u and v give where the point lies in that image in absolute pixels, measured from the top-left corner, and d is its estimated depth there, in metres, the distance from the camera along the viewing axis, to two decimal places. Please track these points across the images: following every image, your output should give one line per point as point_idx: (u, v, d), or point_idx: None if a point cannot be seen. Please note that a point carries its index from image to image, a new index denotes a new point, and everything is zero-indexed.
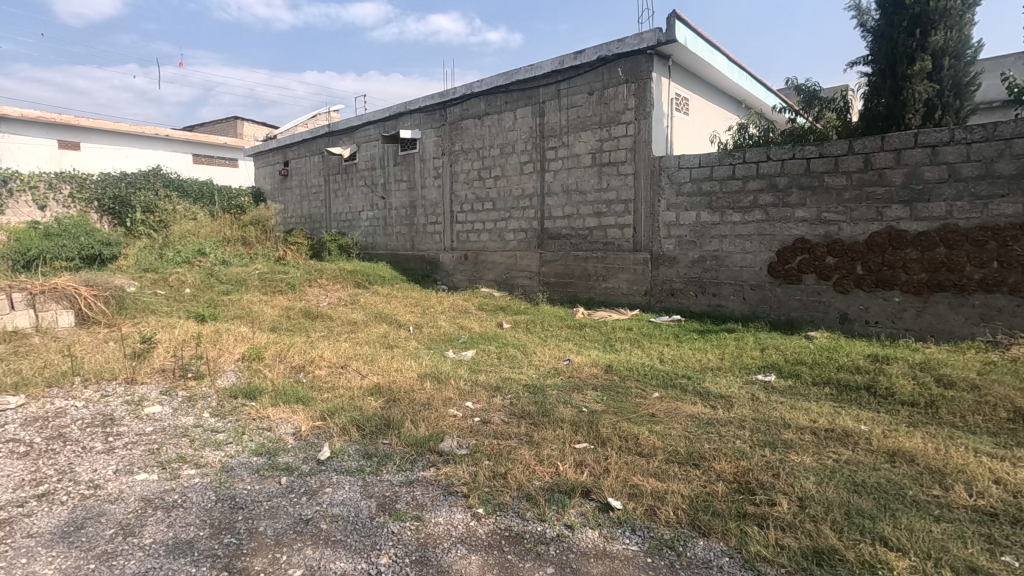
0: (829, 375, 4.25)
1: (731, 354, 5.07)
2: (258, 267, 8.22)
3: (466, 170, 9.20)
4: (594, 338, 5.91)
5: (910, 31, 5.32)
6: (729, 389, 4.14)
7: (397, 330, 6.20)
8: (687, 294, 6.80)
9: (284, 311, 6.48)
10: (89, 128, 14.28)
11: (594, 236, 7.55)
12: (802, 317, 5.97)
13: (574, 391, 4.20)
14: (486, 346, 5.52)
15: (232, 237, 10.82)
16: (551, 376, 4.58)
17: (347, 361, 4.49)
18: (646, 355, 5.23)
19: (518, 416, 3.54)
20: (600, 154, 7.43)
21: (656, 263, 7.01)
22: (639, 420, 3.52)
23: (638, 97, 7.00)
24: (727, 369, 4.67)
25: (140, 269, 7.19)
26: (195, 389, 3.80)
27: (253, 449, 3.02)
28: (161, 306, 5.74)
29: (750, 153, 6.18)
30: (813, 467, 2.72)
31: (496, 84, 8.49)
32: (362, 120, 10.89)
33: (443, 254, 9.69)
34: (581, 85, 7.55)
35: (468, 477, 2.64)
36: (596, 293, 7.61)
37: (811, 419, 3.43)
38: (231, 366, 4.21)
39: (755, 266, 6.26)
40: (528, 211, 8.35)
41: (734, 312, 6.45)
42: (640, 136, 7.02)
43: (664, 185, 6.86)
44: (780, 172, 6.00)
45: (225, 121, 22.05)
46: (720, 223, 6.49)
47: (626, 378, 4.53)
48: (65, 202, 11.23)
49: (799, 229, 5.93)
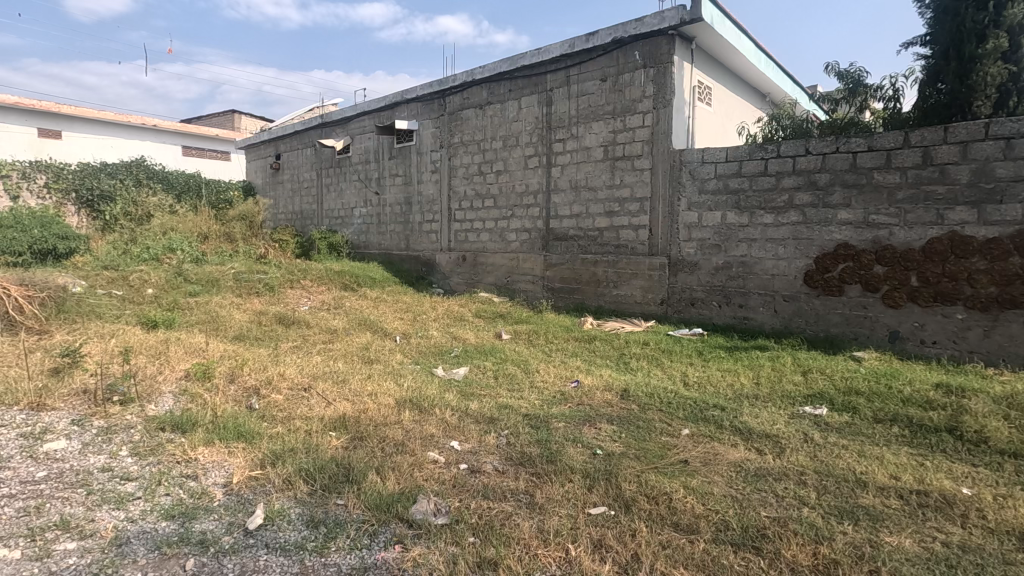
0: (895, 410, 3.50)
1: (768, 378, 4.31)
2: (234, 266, 7.48)
3: (465, 165, 8.48)
4: (605, 354, 5.17)
5: (980, 6, 4.58)
6: (774, 426, 3.38)
7: (382, 340, 5.46)
8: (709, 304, 6.06)
9: (255, 317, 5.74)
10: (70, 116, 13.61)
11: (604, 238, 6.82)
12: (844, 334, 5.21)
13: (586, 425, 3.46)
14: (482, 362, 4.77)
15: (216, 233, 10.11)
16: (557, 403, 3.84)
17: (313, 381, 3.75)
18: (667, 377, 4.48)
19: (516, 463, 2.79)
20: (613, 147, 6.69)
21: (675, 268, 6.27)
22: (670, 469, 2.76)
23: (657, 83, 6.28)
24: (767, 399, 3.90)
25: (98, 267, 6.46)
26: (116, 418, 3.05)
27: (164, 510, 2.27)
28: (111, 310, 5.00)
29: (784, 146, 5.45)
30: (921, 558, 1.98)
31: (498, 70, 7.77)
32: (356, 111, 10.19)
33: (440, 255, 8.95)
34: (593, 70, 6.82)
35: (445, 568, 1.89)
36: (605, 300, 6.88)
37: (891, 474, 2.68)
38: (171, 387, 3.46)
39: (789, 274, 5.52)
40: (532, 210, 7.62)
41: (764, 326, 5.70)
42: (658, 127, 6.29)
43: (685, 181, 6.13)
44: (820, 169, 5.26)
45: (221, 115, 21.39)
46: (748, 226, 5.75)
47: (647, 408, 3.76)
48: (39, 192, 10.46)
49: (842, 233, 5.18)
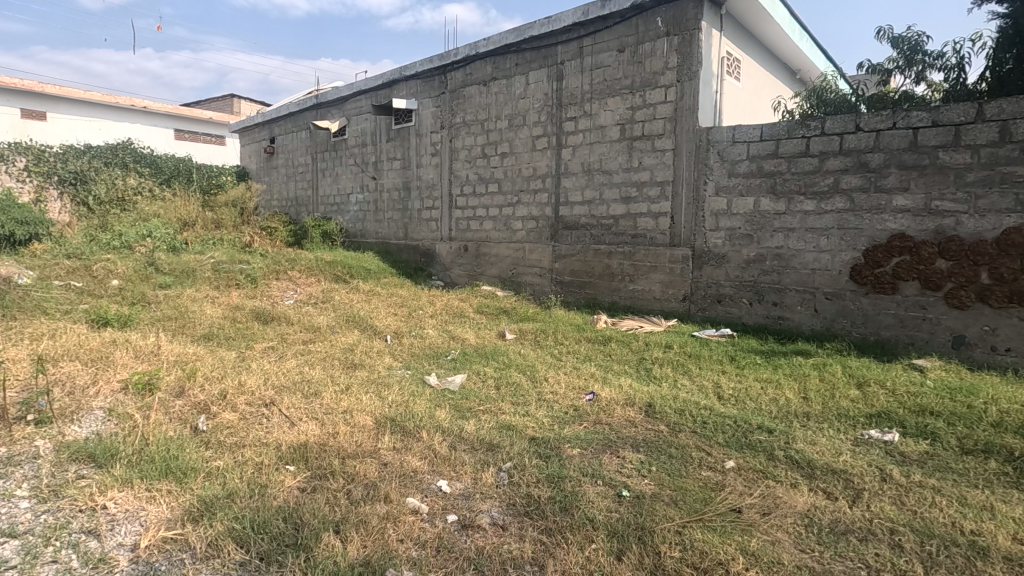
0: (988, 438, 2.86)
1: (818, 392, 3.66)
2: (214, 255, 6.88)
3: (468, 147, 7.82)
4: (623, 359, 4.53)
5: None
6: (839, 458, 2.74)
7: (371, 341, 4.83)
8: (738, 302, 5.41)
9: (229, 312, 5.13)
10: (55, 96, 13.04)
11: (620, 227, 6.16)
12: (897, 338, 4.56)
13: (606, 453, 2.83)
14: (482, 368, 4.14)
15: (202, 220, 9.50)
16: (571, 422, 3.21)
17: (279, 395, 3.13)
18: (698, 389, 3.84)
19: (520, 513, 2.17)
20: (630, 125, 6.01)
21: (699, 261, 5.61)
22: (720, 524, 2.13)
23: (682, 52, 5.58)
24: (821, 419, 3.26)
25: (61, 255, 5.87)
26: (22, 444, 2.43)
27: None
28: (61, 304, 4.40)
29: (830, 122, 4.76)
30: None
31: (505, 42, 7.08)
32: (352, 90, 9.52)
33: (440, 245, 8.31)
34: (610, 39, 6.12)
35: None
36: (620, 296, 6.24)
37: (1015, 537, 2.04)
38: (102, 402, 2.84)
39: (833, 269, 4.85)
40: (540, 195, 6.96)
41: (802, 327, 5.05)
42: (683, 102, 5.60)
43: (712, 163, 5.46)
44: (872, 148, 4.58)
45: (220, 99, 20.70)
46: (785, 213, 5.08)
47: (678, 430, 3.12)
48: (19, 175, 9.66)
49: (898, 222, 4.50)
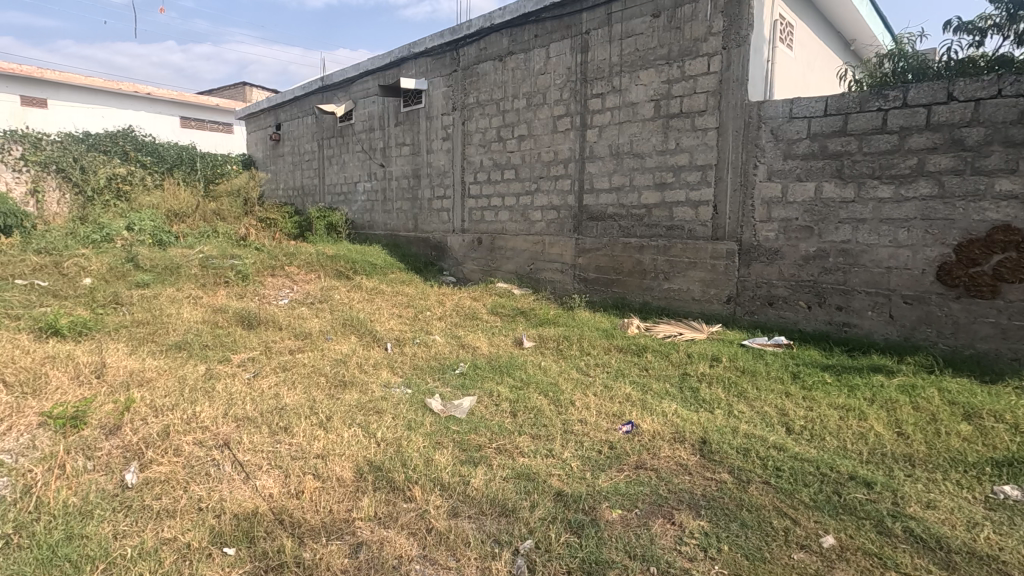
0: None
1: (916, 426, 2.90)
2: (203, 249, 6.30)
3: (482, 129, 7.10)
4: (662, 375, 3.81)
5: None
6: (982, 536, 1.99)
7: (368, 349, 4.21)
8: (794, 305, 4.65)
9: (210, 315, 4.52)
10: (56, 82, 12.66)
11: (653, 217, 5.41)
12: (997, 352, 3.80)
13: (658, 517, 2.14)
14: (495, 388, 3.45)
15: (201, 212, 8.95)
16: (609, 466, 2.52)
17: (240, 432, 2.50)
18: (761, 418, 3.10)
19: None
20: (667, 101, 5.23)
21: (747, 256, 4.85)
22: None
23: (729, 14, 4.79)
24: (931, 466, 2.52)
25: (31, 251, 5.33)
26: None
27: None
28: (11, 309, 3.84)
29: (915, 91, 3.95)
30: None
31: (522, 11, 6.32)
32: (358, 70, 8.85)
33: (452, 238, 7.64)
34: (643, 3, 5.34)
35: None
36: (653, 295, 5.51)
37: None
38: (9, 445, 2.22)
39: (914, 268, 4.07)
40: (561, 182, 6.23)
41: (873, 336, 4.29)
42: (729, 72, 4.81)
43: (764, 144, 4.68)
44: (970, 121, 3.77)
45: (232, 88, 20.23)
46: (854, 202, 4.28)
47: (749, 482, 2.41)
48: (14, 164, 8.96)
49: (1001, 211, 3.71)
